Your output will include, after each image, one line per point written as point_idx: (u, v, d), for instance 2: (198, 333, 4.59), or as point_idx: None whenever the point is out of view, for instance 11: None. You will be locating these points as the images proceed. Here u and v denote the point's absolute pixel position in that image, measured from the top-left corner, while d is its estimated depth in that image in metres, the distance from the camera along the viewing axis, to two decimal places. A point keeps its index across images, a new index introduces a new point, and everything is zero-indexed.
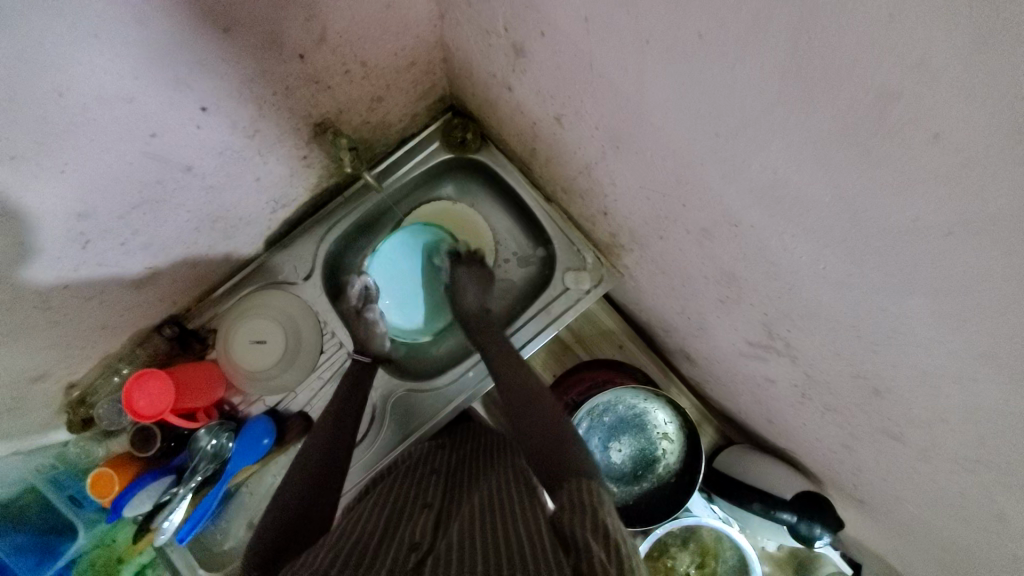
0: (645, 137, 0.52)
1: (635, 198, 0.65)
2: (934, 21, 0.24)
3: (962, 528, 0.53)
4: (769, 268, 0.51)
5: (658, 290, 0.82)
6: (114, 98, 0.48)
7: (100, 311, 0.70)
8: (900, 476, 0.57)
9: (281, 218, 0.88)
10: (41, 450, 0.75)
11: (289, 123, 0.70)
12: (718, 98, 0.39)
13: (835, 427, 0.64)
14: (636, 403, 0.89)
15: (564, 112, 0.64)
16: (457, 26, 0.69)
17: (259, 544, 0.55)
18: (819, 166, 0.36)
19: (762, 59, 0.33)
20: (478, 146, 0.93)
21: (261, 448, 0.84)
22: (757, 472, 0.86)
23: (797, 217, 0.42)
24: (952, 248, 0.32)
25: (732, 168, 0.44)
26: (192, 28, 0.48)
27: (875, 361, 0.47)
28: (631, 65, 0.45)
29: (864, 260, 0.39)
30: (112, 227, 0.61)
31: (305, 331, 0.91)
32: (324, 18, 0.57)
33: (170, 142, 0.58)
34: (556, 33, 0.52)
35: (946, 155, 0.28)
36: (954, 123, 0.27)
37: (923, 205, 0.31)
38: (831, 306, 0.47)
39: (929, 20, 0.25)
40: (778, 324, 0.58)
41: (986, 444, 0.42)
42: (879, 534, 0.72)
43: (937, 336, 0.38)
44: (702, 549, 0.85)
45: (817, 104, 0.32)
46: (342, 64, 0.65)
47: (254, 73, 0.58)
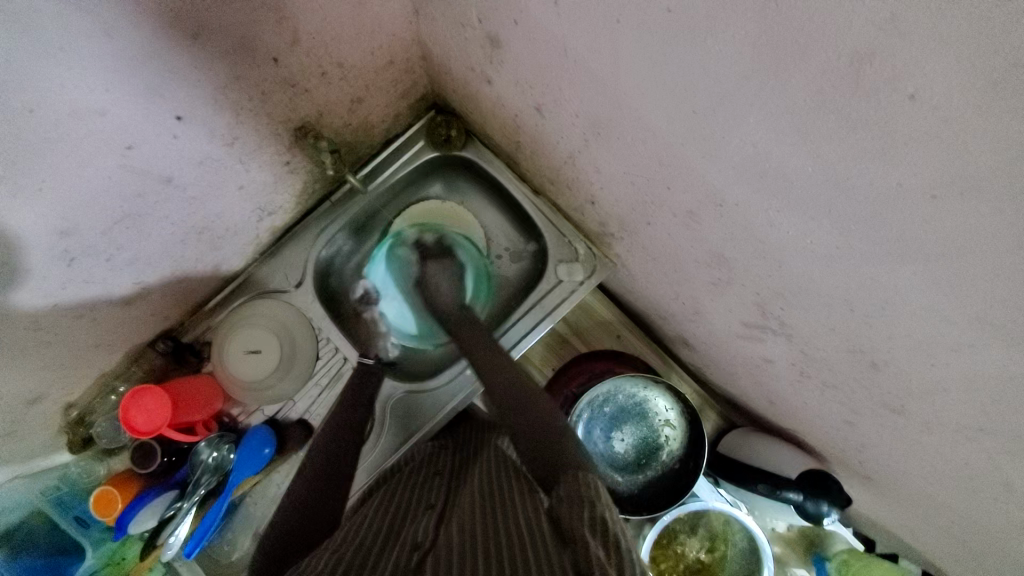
0: (625, 121, 0.52)
1: (620, 184, 0.65)
2: None
3: (968, 497, 0.52)
4: (757, 246, 0.50)
5: (651, 276, 0.81)
6: (87, 111, 0.48)
7: (91, 330, 0.70)
8: (903, 448, 0.57)
9: (269, 226, 0.88)
10: (44, 471, 0.76)
11: (268, 129, 0.69)
12: (692, 75, 0.39)
13: (836, 403, 0.63)
14: (637, 392, 0.88)
15: (543, 101, 0.63)
16: (433, 22, 0.68)
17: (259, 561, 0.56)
18: (798, 136, 0.35)
19: (732, 30, 0.33)
20: (462, 142, 0.92)
21: (262, 457, 0.84)
22: (762, 453, 0.85)
23: (781, 192, 0.41)
24: (937, 211, 0.31)
25: (713, 146, 0.44)
26: (161, 37, 0.47)
27: (869, 333, 0.46)
28: (605, 47, 0.45)
29: (851, 230, 0.38)
30: (96, 243, 0.60)
31: (300, 338, 0.90)
32: (296, 19, 0.56)
33: (148, 154, 0.58)
34: (529, 21, 0.51)
35: (922, 116, 0.27)
36: (930, 82, 0.26)
37: (904, 169, 0.31)
38: (820, 280, 0.46)
39: None
40: (771, 303, 0.58)
41: (986, 409, 0.41)
42: (887, 508, 0.72)
43: (929, 302, 0.37)
44: (712, 534, 0.85)
45: (791, 72, 0.32)
46: (318, 66, 0.65)
47: (228, 80, 0.58)
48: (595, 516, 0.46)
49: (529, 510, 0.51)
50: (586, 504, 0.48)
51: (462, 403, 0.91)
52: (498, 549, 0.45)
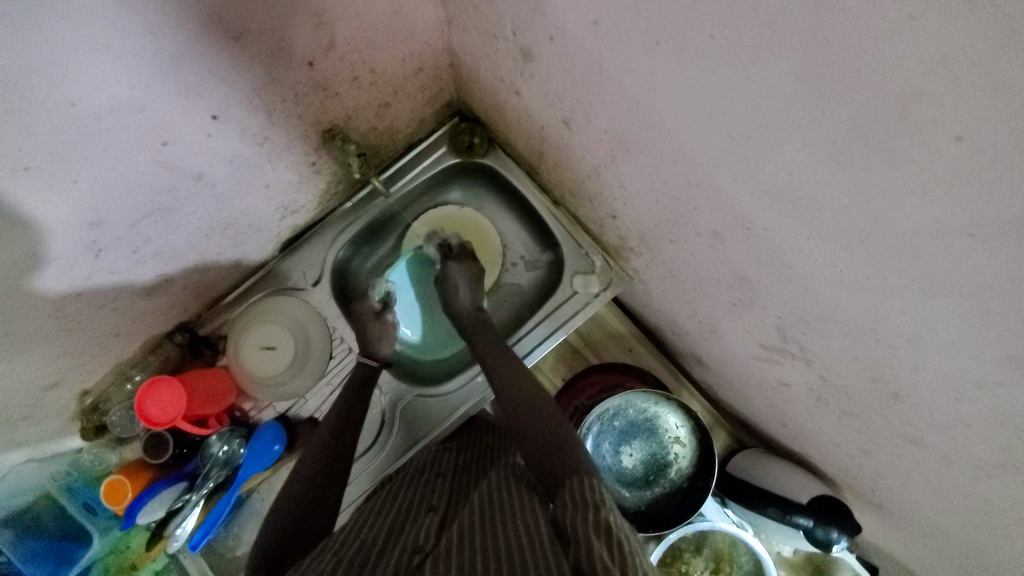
0: (656, 140, 0.52)
1: (645, 201, 0.65)
2: (961, 16, 0.24)
3: (985, 535, 0.52)
4: (784, 271, 0.50)
5: (668, 292, 0.81)
6: (126, 107, 0.48)
7: (113, 319, 0.71)
8: (920, 481, 0.56)
9: (290, 225, 0.88)
10: (58, 456, 0.77)
11: (297, 130, 0.70)
12: (731, 99, 0.39)
13: (852, 431, 0.63)
14: (647, 407, 0.88)
15: (572, 115, 0.63)
16: (464, 32, 0.69)
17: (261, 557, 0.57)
18: (837, 166, 0.35)
19: (777, 60, 0.33)
20: (484, 150, 0.93)
21: (272, 453, 0.85)
22: (771, 476, 0.85)
23: (814, 220, 0.41)
24: (976, 250, 0.31)
25: (746, 170, 0.44)
26: (203, 37, 0.48)
27: (894, 365, 0.46)
28: (641, 67, 0.45)
29: (885, 261, 0.38)
30: (124, 236, 0.61)
31: (314, 337, 0.91)
32: (333, 25, 0.57)
33: (181, 150, 0.58)
34: (564, 37, 0.51)
35: (969, 155, 0.27)
36: (979, 124, 0.26)
37: (945, 205, 0.30)
38: (847, 308, 0.46)
39: (955, 15, 0.24)
40: (793, 327, 0.57)
41: (1011, 449, 0.41)
42: (898, 539, 0.71)
43: (960, 338, 0.37)
44: (717, 555, 0.84)
45: (836, 104, 0.32)
46: (350, 71, 0.66)
47: (263, 82, 0.59)
48: (599, 519, 0.46)
49: (530, 514, 0.52)
50: (590, 507, 0.48)
51: (472, 408, 0.91)
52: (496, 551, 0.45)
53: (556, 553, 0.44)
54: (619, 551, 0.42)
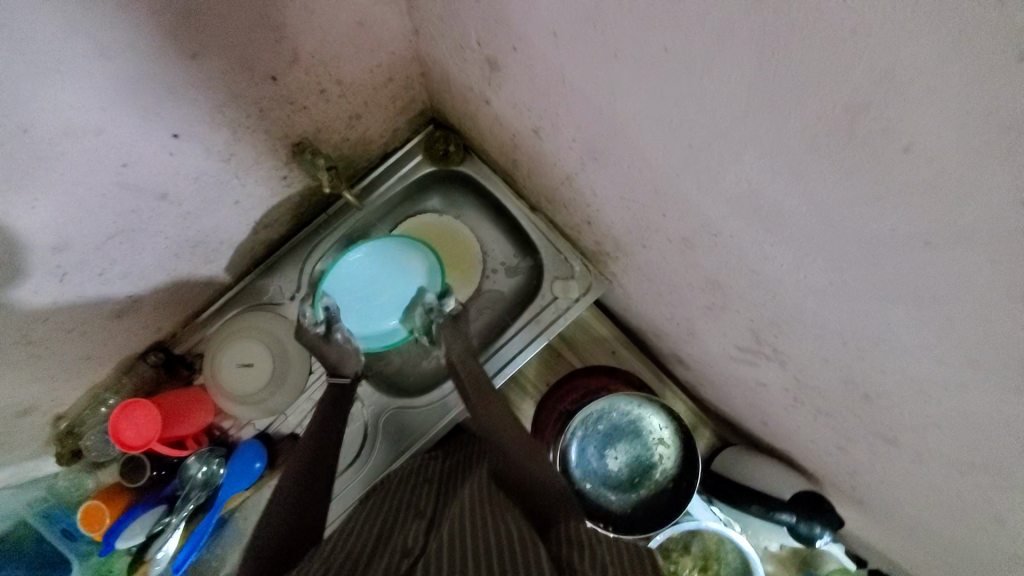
0: (622, 149, 0.52)
1: (617, 207, 0.65)
2: (903, 32, 0.24)
3: (960, 530, 0.53)
4: (752, 276, 0.51)
5: (647, 295, 0.81)
6: (83, 130, 0.47)
7: (82, 342, 0.69)
8: (895, 477, 0.57)
9: (265, 239, 0.87)
10: (31, 483, 0.74)
11: (266, 144, 0.69)
12: (690, 110, 0.39)
13: (829, 429, 0.63)
14: (631, 410, 0.88)
15: (541, 124, 0.63)
16: (432, 41, 0.68)
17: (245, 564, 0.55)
18: (794, 176, 0.35)
19: (730, 71, 0.33)
20: (460, 158, 0.93)
21: (254, 471, 0.83)
22: (755, 473, 0.85)
23: (776, 227, 0.41)
24: (931, 258, 0.31)
25: (710, 179, 0.44)
26: (159, 56, 0.47)
27: (862, 367, 0.47)
28: (603, 78, 0.45)
29: (845, 268, 0.38)
30: (89, 258, 0.60)
31: (293, 352, 0.90)
32: (295, 39, 0.56)
33: (144, 170, 0.57)
34: (527, 47, 0.51)
35: (919, 166, 0.28)
36: (926, 136, 0.26)
37: (899, 214, 0.31)
38: (815, 312, 0.46)
39: (897, 31, 0.24)
40: (765, 330, 0.58)
41: (978, 447, 0.41)
42: (878, 532, 0.72)
43: (921, 342, 0.38)
44: (705, 553, 0.85)
45: (787, 116, 0.32)
46: (317, 84, 0.65)
47: (226, 98, 0.58)
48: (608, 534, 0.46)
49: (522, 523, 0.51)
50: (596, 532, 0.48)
51: (457, 418, 0.91)
52: (492, 548, 0.45)
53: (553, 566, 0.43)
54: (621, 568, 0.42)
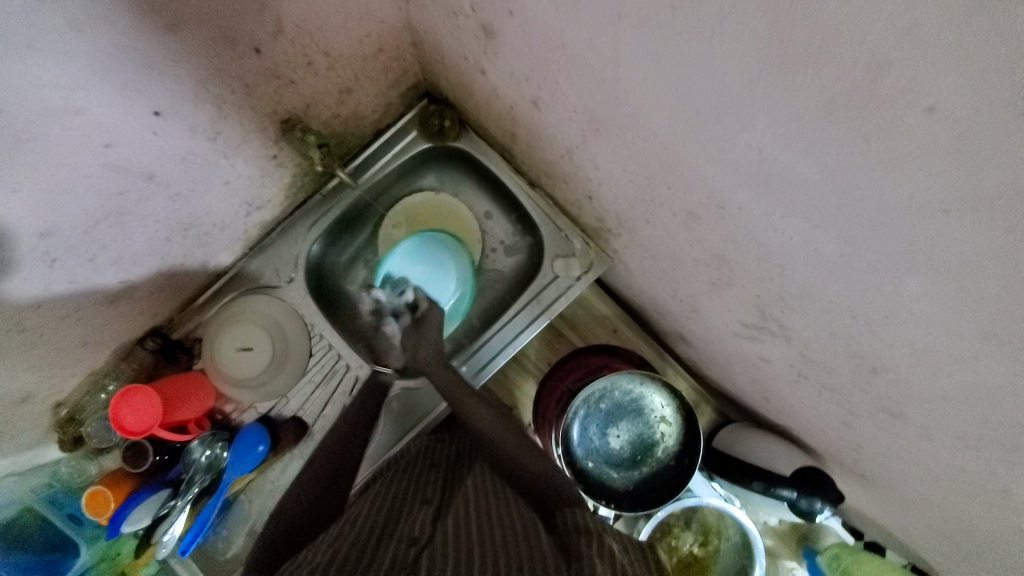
0: (625, 118, 0.50)
1: (618, 181, 0.63)
2: None
3: (962, 502, 0.53)
4: (758, 250, 0.49)
5: (649, 272, 0.80)
6: (61, 111, 0.45)
7: (76, 330, 0.68)
8: (898, 450, 0.57)
9: (258, 221, 0.85)
10: (34, 470, 0.75)
11: (254, 121, 0.67)
12: (696, 74, 0.36)
13: (833, 404, 0.63)
14: (633, 388, 0.87)
15: (540, 94, 0.60)
16: (423, 8, 0.65)
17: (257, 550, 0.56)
18: (807, 143, 0.33)
19: (741, 28, 0.31)
20: (456, 134, 0.90)
21: (256, 455, 0.82)
22: (756, 448, 0.86)
23: (786, 198, 0.40)
24: (951, 226, 0.30)
25: (719, 150, 0.42)
26: (137, 30, 0.44)
27: (871, 341, 0.46)
28: (604, 42, 0.42)
29: (858, 239, 0.37)
30: (77, 244, 0.58)
31: (292, 335, 0.89)
32: (279, 8, 0.53)
33: (127, 151, 0.55)
34: (524, 11, 0.48)
35: (942, 129, 0.26)
36: (952, 96, 0.24)
37: (919, 181, 0.29)
38: (823, 286, 0.45)
39: None
40: (772, 305, 0.56)
41: (987, 420, 0.41)
42: (879, 505, 0.73)
43: (935, 315, 0.36)
44: (705, 528, 0.86)
45: (802, 77, 0.30)
46: (304, 56, 0.62)
47: (208, 73, 0.55)
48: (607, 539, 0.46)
49: (529, 522, 0.51)
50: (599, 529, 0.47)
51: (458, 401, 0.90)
52: (495, 550, 0.45)
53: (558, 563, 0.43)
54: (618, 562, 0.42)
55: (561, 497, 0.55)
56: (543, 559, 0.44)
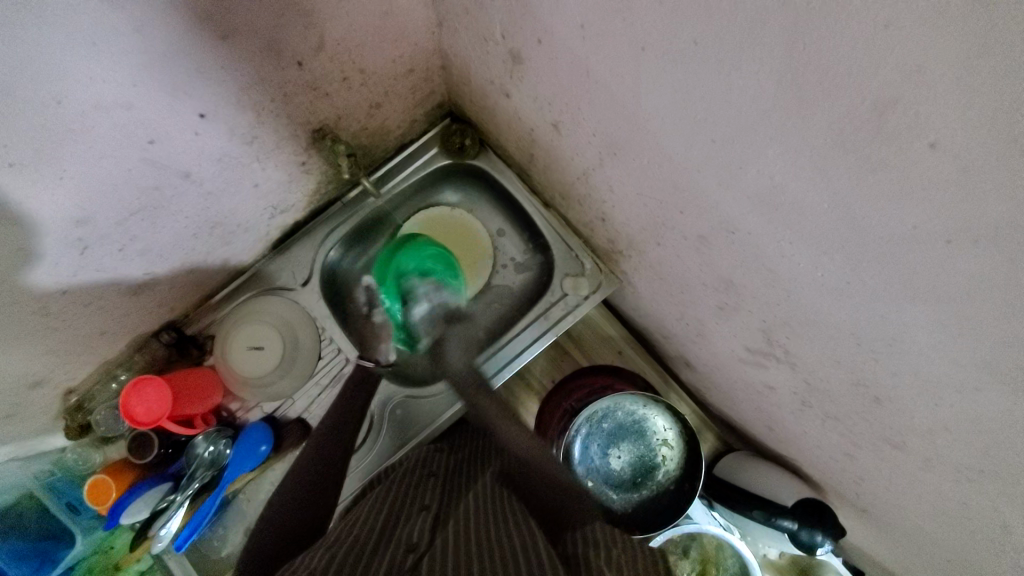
0: (643, 144, 0.52)
1: (632, 204, 0.65)
2: (937, 32, 0.24)
3: (964, 540, 0.53)
4: (767, 276, 0.51)
5: (657, 295, 0.82)
6: (112, 105, 0.48)
7: (97, 318, 0.70)
8: (901, 483, 0.57)
9: (279, 224, 0.88)
10: (37, 456, 0.75)
11: (287, 129, 0.70)
12: (714, 105, 0.39)
13: (836, 434, 0.63)
14: (636, 409, 0.88)
15: (561, 118, 0.64)
16: (455, 33, 0.69)
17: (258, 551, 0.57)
18: (818, 173, 0.35)
19: (758, 65, 0.33)
20: (476, 152, 0.93)
21: (259, 454, 0.84)
22: (758, 478, 0.85)
23: (795, 225, 0.42)
24: (952, 256, 0.31)
25: (732, 177, 0.44)
26: (190, 35, 0.48)
27: (875, 370, 0.47)
28: (628, 72, 0.45)
29: (863, 267, 0.39)
30: (110, 234, 0.61)
31: (303, 337, 0.91)
32: (323, 25, 0.57)
33: (168, 148, 0.58)
34: (553, 40, 0.51)
35: (944, 163, 0.28)
36: (952, 132, 0.26)
37: (923, 213, 0.31)
38: (829, 313, 0.47)
39: (929, 33, 0.24)
40: (778, 331, 0.58)
41: (989, 453, 0.42)
42: (881, 542, 0.72)
43: (937, 344, 0.38)
44: (703, 557, 0.85)
45: (814, 111, 0.32)
46: (340, 71, 0.65)
47: (251, 80, 0.58)
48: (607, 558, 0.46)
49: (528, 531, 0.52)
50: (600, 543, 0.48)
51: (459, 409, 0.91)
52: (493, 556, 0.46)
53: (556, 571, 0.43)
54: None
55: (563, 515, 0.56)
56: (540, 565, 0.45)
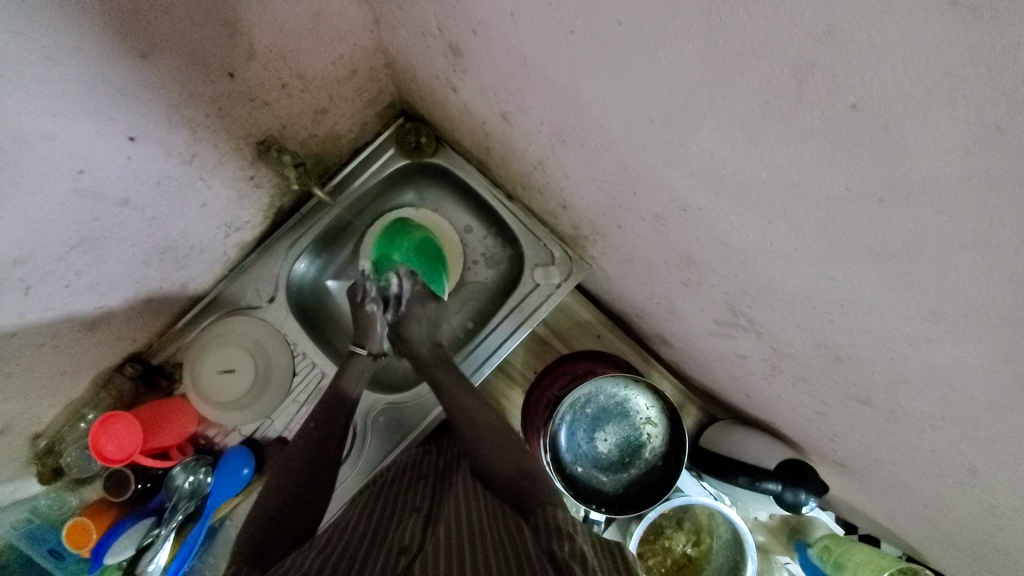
0: (588, 128, 0.52)
1: (588, 189, 0.65)
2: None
3: (936, 485, 0.55)
4: (721, 249, 0.51)
5: (626, 276, 0.82)
6: (34, 138, 0.46)
7: (54, 358, 0.68)
8: (873, 436, 0.58)
9: (237, 243, 0.85)
10: (14, 504, 0.73)
11: (229, 144, 0.68)
12: (647, 83, 0.38)
13: (807, 395, 0.65)
14: (618, 391, 0.88)
15: (508, 109, 0.63)
16: (394, 31, 0.67)
17: (244, 552, 0.57)
18: (752, 145, 0.35)
19: (682, 41, 0.33)
20: (433, 150, 0.92)
21: (241, 478, 0.82)
22: (742, 445, 0.87)
23: (739, 197, 0.42)
24: (886, 214, 0.32)
25: (674, 154, 0.44)
26: (108, 58, 0.46)
27: (833, 330, 0.48)
28: (562, 57, 0.44)
29: (807, 232, 0.39)
30: (53, 270, 0.58)
31: (274, 354, 0.89)
32: (251, 33, 0.55)
33: (102, 177, 0.56)
34: (486, 30, 0.50)
35: (868, 123, 0.28)
36: (871, 93, 0.26)
37: (853, 173, 0.31)
38: (784, 281, 0.47)
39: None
40: (740, 301, 0.58)
41: (947, 400, 0.43)
42: (862, 493, 0.74)
43: (887, 301, 0.39)
44: (697, 527, 0.87)
45: (739, 82, 0.32)
46: (277, 78, 0.63)
47: (181, 97, 0.56)
48: (576, 548, 0.44)
49: (513, 534, 0.50)
50: (565, 537, 0.46)
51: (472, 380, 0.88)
52: (481, 560, 0.45)
53: (538, 571, 0.42)
54: (592, 572, 0.40)
55: (539, 505, 0.53)
56: (526, 559, 0.45)
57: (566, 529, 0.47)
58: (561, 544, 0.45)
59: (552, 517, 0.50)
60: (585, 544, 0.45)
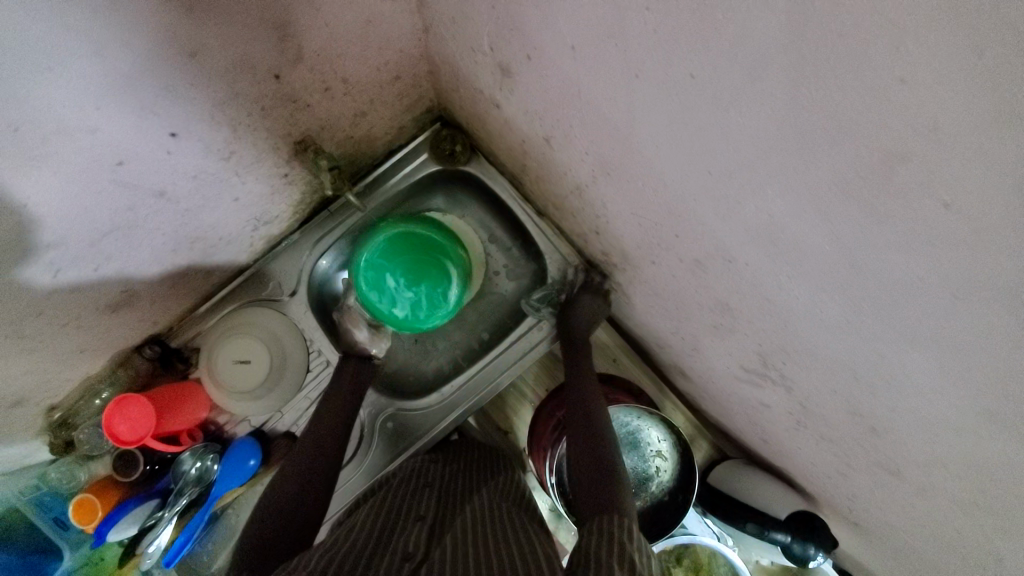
0: (637, 167, 0.50)
1: (626, 222, 0.63)
2: (961, 101, 0.22)
3: (959, 566, 0.53)
4: (764, 305, 0.49)
5: (651, 308, 0.80)
6: (76, 129, 0.45)
7: (77, 336, 0.68)
8: (896, 507, 0.56)
9: (265, 235, 0.85)
10: (26, 469, 0.76)
11: (267, 143, 0.67)
12: (713, 138, 0.37)
13: (830, 454, 0.63)
14: (629, 421, 0.88)
15: (553, 133, 0.61)
16: (442, 41, 0.66)
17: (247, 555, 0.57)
18: (821, 217, 0.33)
19: (761, 106, 0.31)
20: (466, 158, 0.90)
21: (247, 469, 0.83)
22: (752, 488, 0.85)
23: (793, 261, 0.40)
24: (957, 310, 0.30)
25: (728, 209, 0.42)
26: (156, 55, 0.45)
27: (872, 403, 0.46)
28: (621, 96, 0.42)
29: (864, 309, 0.37)
30: (84, 254, 0.58)
31: (291, 348, 0.89)
32: (300, 37, 0.54)
33: (140, 169, 0.55)
34: (542, 58, 0.49)
35: (957, 223, 0.26)
36: (967, 194, 0.24)
37: (928, 266, 0.29)
38: (827, 346, 0.45)
39: (955, 102, 0.22)
40: (773, 355, 0.56)
41: (988, 493, 0.41)
42: (874, 555, 0.72)
43: (939, 390, 0.37)
44: (696, 566, 0.85)
45: (818, 155, 0.30)
46: (322, 82, 0.63)
47: (226, 96, 0.55)
48: (627, 556, 0.48)
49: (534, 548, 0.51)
50: (616, 543, 0.50)
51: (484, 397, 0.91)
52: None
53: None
54: None
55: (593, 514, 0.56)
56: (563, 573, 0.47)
57: (618, 538, 0.51)
58: (613, 554, 0.48)
59: (609, 524, 0.53)
60: (636, 554, 0.49)
